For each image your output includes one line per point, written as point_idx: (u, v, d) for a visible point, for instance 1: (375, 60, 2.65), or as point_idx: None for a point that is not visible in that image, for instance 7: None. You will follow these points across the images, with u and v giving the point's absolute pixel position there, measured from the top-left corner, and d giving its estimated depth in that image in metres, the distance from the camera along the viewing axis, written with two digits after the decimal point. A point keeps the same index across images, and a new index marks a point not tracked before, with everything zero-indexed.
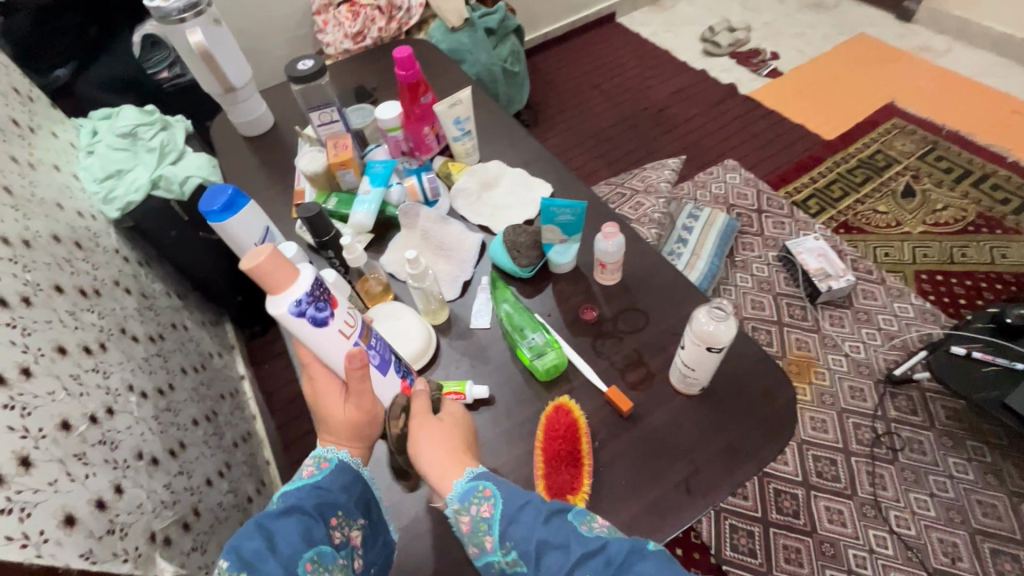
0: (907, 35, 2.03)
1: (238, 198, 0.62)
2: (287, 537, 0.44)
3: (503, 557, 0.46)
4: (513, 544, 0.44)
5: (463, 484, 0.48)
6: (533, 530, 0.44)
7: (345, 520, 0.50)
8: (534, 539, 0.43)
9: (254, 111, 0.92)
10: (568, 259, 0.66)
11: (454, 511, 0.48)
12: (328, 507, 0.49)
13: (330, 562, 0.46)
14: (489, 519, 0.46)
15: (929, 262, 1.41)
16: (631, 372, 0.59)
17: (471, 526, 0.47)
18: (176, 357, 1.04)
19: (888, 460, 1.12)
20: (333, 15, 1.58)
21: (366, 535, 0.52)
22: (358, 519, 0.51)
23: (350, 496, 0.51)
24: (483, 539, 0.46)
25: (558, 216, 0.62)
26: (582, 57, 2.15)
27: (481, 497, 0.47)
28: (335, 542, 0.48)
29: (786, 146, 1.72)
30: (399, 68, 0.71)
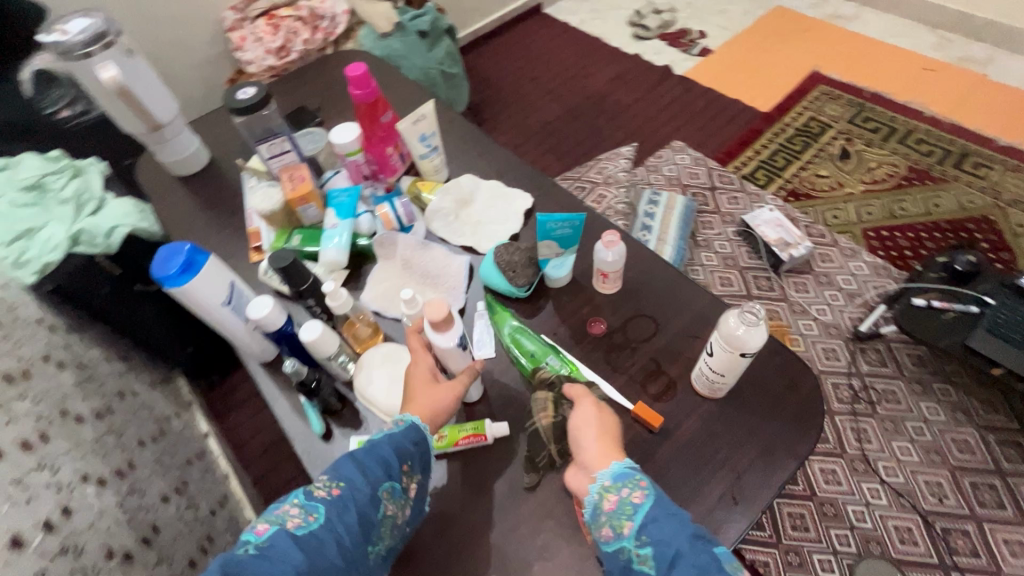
0: (819, 4, 2.13)
1: (196, 257, 0.55)
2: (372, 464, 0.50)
3: (636, 548, 0.45)
4: (652, 541, 0.44)
5: (621, 467, 0.49)
6: (678, 539, 0.43)
7: (412, 470, 0.52)
8: (673, 545, 0.43)
9: (187, 146, 0.82)
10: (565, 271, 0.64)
11: (601, 488, 0.48)
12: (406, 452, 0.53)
13: (400, 497, 0.51)
14: (635, 506, 0.47)
15: (873, 219, 1.49)
16: (652, 384, 0.58)
17: (615, 507, 0.47)
18: (130, 430, 0.92)
19: (868, 414, 1.17)
20: (250, 31, 1.46)
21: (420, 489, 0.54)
22: (419, 472, 0.53)
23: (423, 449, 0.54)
24: (623, 524, 0.46)
25: (554, 230, 0.61)
26: (516, 52, 2.12)
27: (635, 484, 0.48)
28: (404, 483, 0.52)
29: (726, 122, 1.77)
30: (354, 87, 0.65)
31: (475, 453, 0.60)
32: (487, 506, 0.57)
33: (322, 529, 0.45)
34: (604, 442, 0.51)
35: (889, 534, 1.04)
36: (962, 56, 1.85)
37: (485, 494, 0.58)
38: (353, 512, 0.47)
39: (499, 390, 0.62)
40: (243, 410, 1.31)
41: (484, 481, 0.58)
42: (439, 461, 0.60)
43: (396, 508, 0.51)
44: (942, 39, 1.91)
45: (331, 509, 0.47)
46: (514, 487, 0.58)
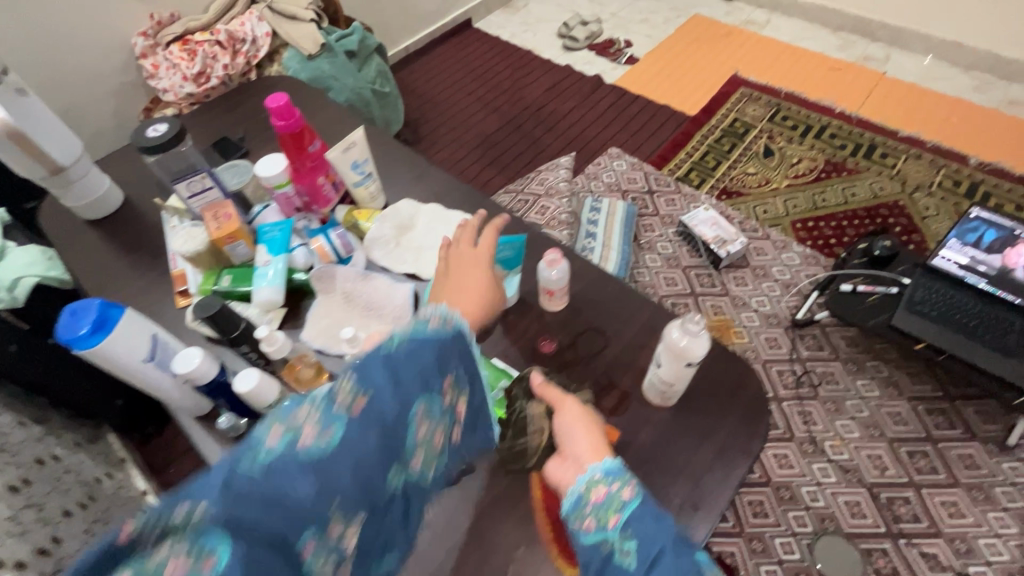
0: (733, 12, 2.25)
1: (111, 314, 0.51)
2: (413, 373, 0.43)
3: (621, 542, 0.44)
4: (637, 536, 0.44)
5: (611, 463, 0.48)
6: (665, 540, 0.43)
7: (453, 385, 0.48)
8: (659, 543, 0.43)
9: (97, 187, 0.76)
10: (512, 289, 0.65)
11: (591, 477, 0.47)
12: (445, 364, 0.46)
13: (434, 414, 0.46)
14: (623, 503, 0.46)
15: (799, 211, 1.58)
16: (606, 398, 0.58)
17: (602, 500, 0.46)
18: (53, 500, 0.84)
19: (812, 397, 1.23)
20: (164, 58, 1.39)
21: (465, 404, 0.51)
22: (465, 388, 0.50)
23: (458, 356, 0.48)
24: (610, 516, 0.45)
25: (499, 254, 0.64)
26: (449, 67, 2.11)
27: (626, 481, 0.47)
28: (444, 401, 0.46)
29: (658, 127, 1.83)
30: (277, 119, 0.62)
31: None
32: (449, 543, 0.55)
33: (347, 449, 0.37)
34: (590, 439, 0.51)
35: (841, 509, 1.09)
36: (863, 56, 2.00)
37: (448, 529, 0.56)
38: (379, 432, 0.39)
39: None
40: (184, 461, 1.22)
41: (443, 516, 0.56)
42: None
43: (429, 423, 0.45)
44: (844, 40, 2.07)
45: (359, 426, 0.38)
46: (477, 517, 0.56)
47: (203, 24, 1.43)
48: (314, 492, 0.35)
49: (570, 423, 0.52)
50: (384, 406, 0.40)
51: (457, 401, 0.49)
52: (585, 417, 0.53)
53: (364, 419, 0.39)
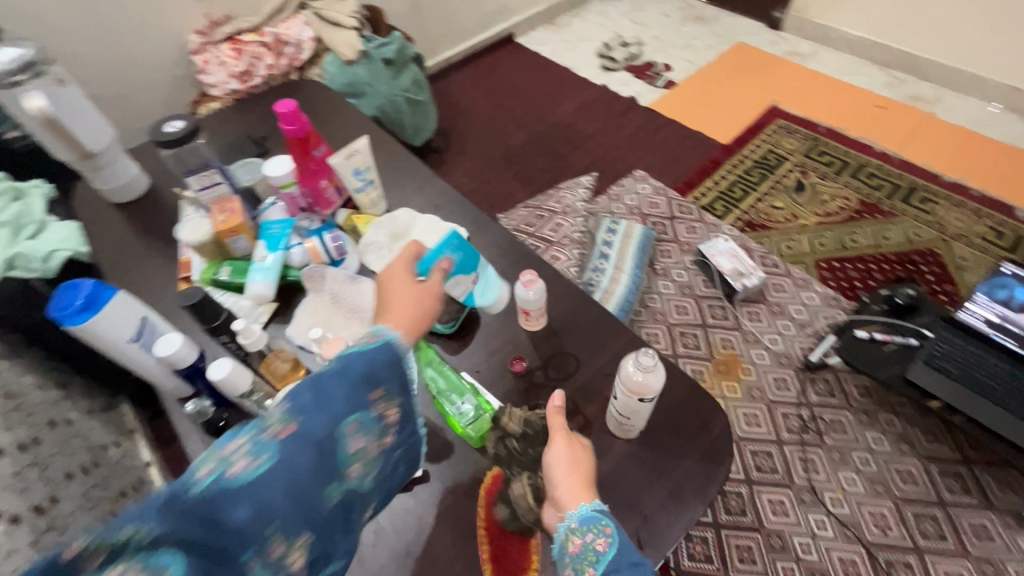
0: (778, 42, 2.22)
1: (102, 292, 0.55)
2: (338, 395, 0.45)
3: None
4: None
5: (588, 510, 0.48)
6: None
7: (386, 396, 0.50)
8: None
9: (124, 173, 0.82)
10: (497, 290, 0.66)
11: (567, 527, 0.48)
12: (376, 379, 0.50)
13: (369, 430, 0.48)
14: (598, 556, 0.46)
15: (825, 250, 1.53)
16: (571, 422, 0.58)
17: (578, 550, 0.47)
18: (58, 462, 0.90)
19: (816, 444, 1.18)
20: (214, 55, 1.47)
21: (400, 414, 0.53)
22: (396, 398, 0.52)
23: (393, 367, 0.51)
24: (586, 569, 0.46)
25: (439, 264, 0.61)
26: (487, 79, 2.16)
27: (600, 530, 0.47)
28: (377, 411, 0.49)
29: (688, 153, 1.82)
30: (285, 123, 0.65)
31: None
32: (395, 549, 0.56)
33: (276, 472, 0.39)
34: (574, 476, 0.51)
35: (834, 566, 1.04)
36: (911, 96, 1.93)
37: (397, 536, 0.57)
38: (313, 447, 0.42)
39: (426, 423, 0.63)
40: None
41: (392, 522, 0.57)
42: None
43: (365, 441, 0.48)
44: (892, 77, 2.00)
45: (287, 449, 0.41)
46: (427, 528, 0.57)
47: (253, 25, 1.52)
48: (247, 515, 0.37)
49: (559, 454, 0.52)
50: (309, 428, 0.42)
51: (391, 417, 0.51)
52: (571, 447, 0.53)
53: (291, 442, 0.41)
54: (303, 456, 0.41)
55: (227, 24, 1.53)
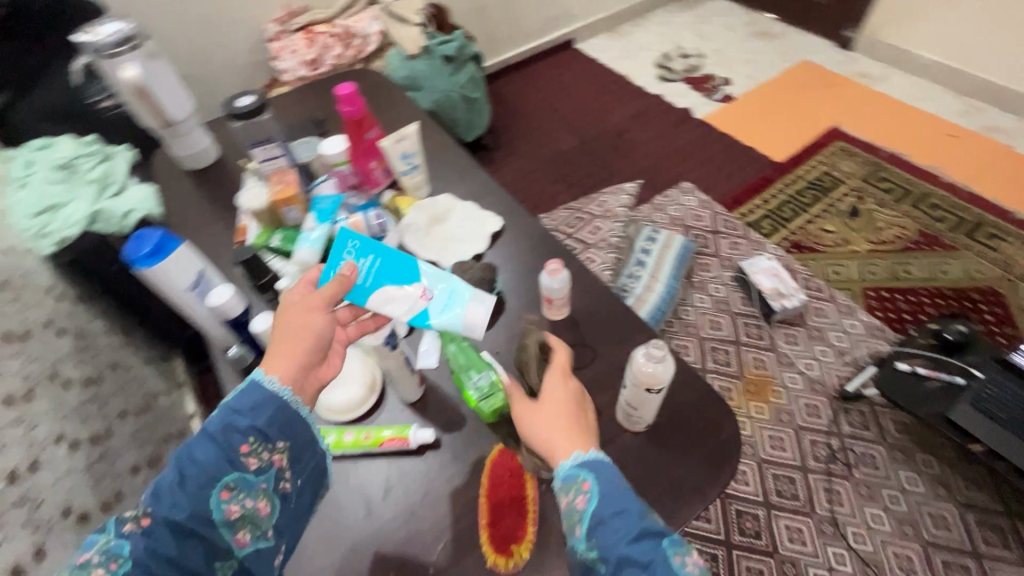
0: (847, 62, 2.14)
1: (167, 242, 0.61)
2: (195, 473, 0.44)
3: (586, 550, 0.46)
4: (598, 545, 0.45)
5: (567, 468, 0.49)
6: (619, 543, 0.44)
7: (260, 445, 0.48)
8: (616, 552, 0.44)
9: (198, 143, 0.89)
10: (465, 309, 0.64)
11: (554, 489, 0.50)
12: (242, 435, 0.47)
13: (251, 488, 0.47)
14: (582, 512, 0.47)
15: (876, 279, 1.47)
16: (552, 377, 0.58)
17: (566, 509, 0.49)
18: (114, 401, 0.99)
19: (843, 476, 1.14)
20: (288, 42, 1.56)
21: (293, 454, 0.51)
22: (279, 443, 0.49)
23: (264, 419, 0.48)
24: (574, 527, 0.47)
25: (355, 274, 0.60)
26: (542, 82, 2.19)
27: (579, 488, 0.48)
28: (252, 468, 0.47)
29: (738, 169, 1.78)
30: (344, 104, 0.71)
31: (400, 455, 0.65)
32: (401, 503, 0.62)
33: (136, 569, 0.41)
34: (551, 445, 0.52)
35: None
36: (988, 127, 1.82)
37: (406, 494, 0.62)
38: (171, 533, 0.43)
39: (445, 396, 0.68)
40: None
41: (402, 481, 0.63)
42: (367, 459, 0.65)
43: (249, 501, 0.47)
44: (969, 106, 1.90)
45: (146, 545, 0.42)
46: (432, 490, 0.62)
47: (326, 17, 1.61)
48: None
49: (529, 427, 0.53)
50: (166, 518, 0.43)
51: (281, 464, 0.49)
52: (541, 413, 0.54)
53: (148, 535, 0.42)
54: (168, 544, 0.43)
55: (303, 15, 1.63)
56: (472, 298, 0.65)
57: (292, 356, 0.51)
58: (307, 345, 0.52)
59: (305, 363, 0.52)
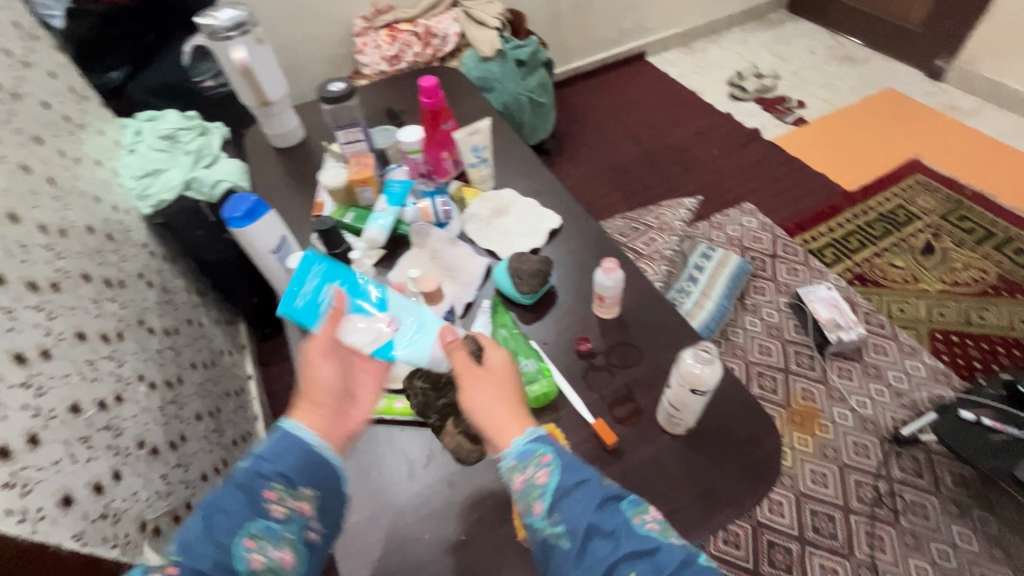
0: (935, 93, 2.03)
1: (258, 207, 0.68)
2: (223, 521, 0.47)
3: (548, 527, 0.47)
4: (563, 518, 0.46)
5: (523, 444, 0.50)
6: (587, 512, 0.46)
7: (286, 492, 0.50)
8: (584, 520, 0.45)
9: (286, 125, 0.97)
10: (429, 341, 0.61)
11: (509, 467, 0.50)
12: (270, 481, 0.50)
13: (275, 536, 0.48)
14: (543, 487, 0.48)
15: (945, 321, 1.39)
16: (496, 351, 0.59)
17: (523, 486, 0.49)
18: (187, 353, 1.08)
19: (888, 522, 1.08)
20: (372, 38, 1.66)
21: (319, 503, 0.52)
22: (305, 490, 0.51)
23: (289, 464, 0.50)
24: (533, 504, 0.48)
25: (299, 297, 0.65)
26: (609, 92, 2.20)
27: (539, 462, 0.49)
28: (276, 514, 0.49)
29: (805, 195, 1.73)
30: (424, 96, 0.75)
31: None
32: (441, 471, 0.67)
33: None
34: (497, 419, 0.52)
35: None
36: None
37: (445, 465, 0.67)
38: None
39: None
40: (285, 365, 1.47)
41: (443, 452, 0.68)
42: (412, 428, 0.70)
43: (274, 550, 0.48)
44: None
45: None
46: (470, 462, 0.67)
47: (410, 16, 1.69)
48: None
49: (478, 394, 0.53)
50: (191, 568, 0.44)
51: (308, 510, 0.51)
52: (491, 383, 0.54)
53: None
54: None
55: (388, 13, 1.71)
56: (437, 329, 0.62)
57: (313, 405, 0.55)
58: (327, 396, 0.55)
59: (334, 413, 0.55)
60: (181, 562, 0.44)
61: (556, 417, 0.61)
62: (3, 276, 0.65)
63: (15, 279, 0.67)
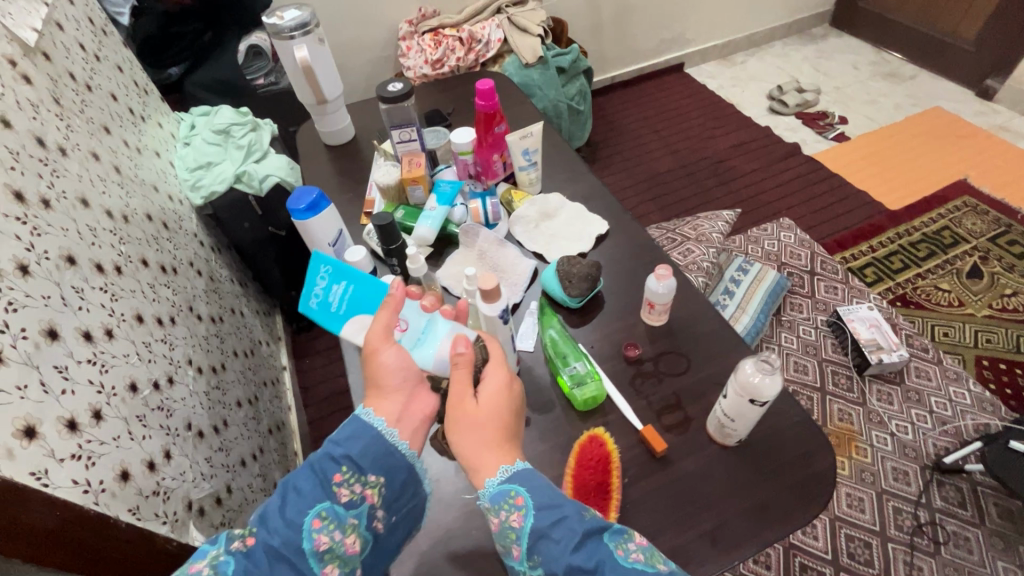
0: (986, 113, 1.97)
1: (320, 202, 0.70)
2: (296, 500, 0.49)
3: (528, 567, 0.47)
4: (541, 561, 0.46)
5: (496, 487, 0.49)
6: (562, 556, 0.45)
7: (353, 477, 0.51)
8: (561, 563, 0.44)
9: (339, 122, 1.00)
10: (436, 343, 0.59)
11: (484, 507, 0.50)
12: (339, 464, 0.51)
13: (341, 520, 0.49)
14: (518, 530, 0.47)
15: (992, 348, 1.35)
16: (492, 372, 0.54)
17: (500, 529, 0.49)
18: (230, 341, 1.11)
19: (928, 553, 1.05)
20: (417, 43, 1.69)
21: (384, 491, 0.53)
22: (372, 477, 0.52)
23: (357, 450, 0.51)
24: (512, 547, 0.48)
25: (313, 297, 0.62)
26: (646, 102, 2.20)
27: (512, 505, 0.48)
28: (342, 498, 0.50)
29: (845, 212, 1.70)
30: (480, 98, 0.76)
31: None
32: None
33: None
34: (476, 453, 0.50)
35: None
36: None
37: None
38: (264, 556, 0.47)
39: None
40: (318, 358, 1.50)
41: None
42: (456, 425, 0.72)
43: (338, 533, 0.49)
44: None
45: (248, 563, 0.47)
46: None
47: (454, 22, 1.72)
48: None
49: (453, 425, 0.51)
50: (263, 541, 0.47)
51: (374, 498, 0.52)
52: (467, 416, 0.51)
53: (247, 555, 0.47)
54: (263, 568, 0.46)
55: (433, 18, 1.75)
56: (446, 333, 0.59)
57: (385, 396, 0.55)
58: (395, 379, 0.55)
59: (406, 396, 0.55)
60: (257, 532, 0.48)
61: (604, 421, 0.61)
62: (75, 257, 0.68)
63: (85, 260, 0.70)
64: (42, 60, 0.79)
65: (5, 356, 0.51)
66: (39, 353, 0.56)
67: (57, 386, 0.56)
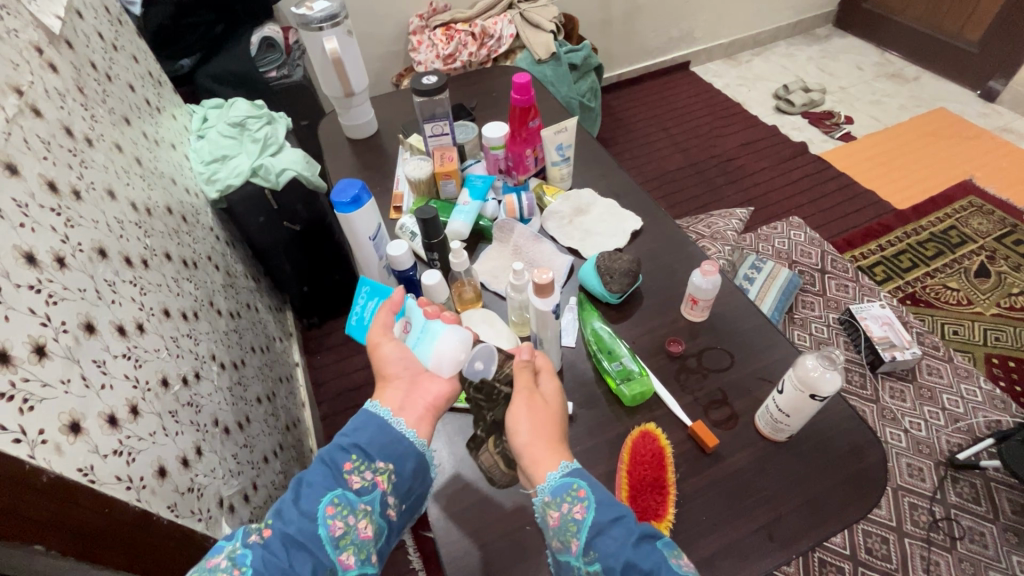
0: (989, 115, 2.00)
1: (362, 195, 0.69)
2: (308, 491, 0.49)
3: (584, 565, 0.46)
4: (599, 557, 0.45)
5: (559, 479, 0.48)
6: (622, 549, 0.44)
7: (362, 464, 0.50)
8: (620, 559, 0.44)
9: (360, 117, 0.99)
10: (436, 342, 0.56)
11: (543, 502, 0.48)
12: (349, 452, 0.51)
13: (353, 506, 0.49)
14: (579, 523, 0.46)
15: (1002, 346, 1.37)
16: (545, 380, 0.56)
17: (559, 523, 0.47)
18: (247, 335, 1.09)
19: (945, 548, 1.06)
20: (428, 37, 1.68)
21: (395, 477, 0.52)
22: (382, 464, 0.51)
23: (364, 437, 0.51)
24: (569, 541, 0.47)
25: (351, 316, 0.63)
26: (653, 100, 2.20)
27: (574, 497, 0.47)
28: (353, 485, 0.49)
29: (854, 212, 1.71)
30: (516, 92, 0.75)
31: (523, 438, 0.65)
32: None
33: None
34: (535, 444, 0.50)
35: None
36: None
37: None
38: (280, 545, 0.46)
39: None
40: (329, 354, 1.49)
41: None
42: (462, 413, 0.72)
43: (353, 520, 0.48)
44: None
45: (266, 553, 0.46)
46: None
47: (466, 17, 1.70)
48: None
49: (517, 416, 0.51)
50: (281, 531, 0.47)
51: (387, 484, 0.51)
52: (540, 414, 0.52)
53: (266, 546, 0.46)
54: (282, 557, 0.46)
55: (444, 13, 1.73)
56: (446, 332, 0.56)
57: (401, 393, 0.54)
58: (395, 367, 0.55)
59: (407, 385, 0.54)
60: (274, 524, 0.48)
61: (653, 416, 0.62)
62: (106, 250, 0.67)
63: (115, 253, 0.69)
64: (66, 48, 0.77)
65: (49, 351, 0.50)
66: (79, 347, 0.55)
67: (96, 380, 0.55)
